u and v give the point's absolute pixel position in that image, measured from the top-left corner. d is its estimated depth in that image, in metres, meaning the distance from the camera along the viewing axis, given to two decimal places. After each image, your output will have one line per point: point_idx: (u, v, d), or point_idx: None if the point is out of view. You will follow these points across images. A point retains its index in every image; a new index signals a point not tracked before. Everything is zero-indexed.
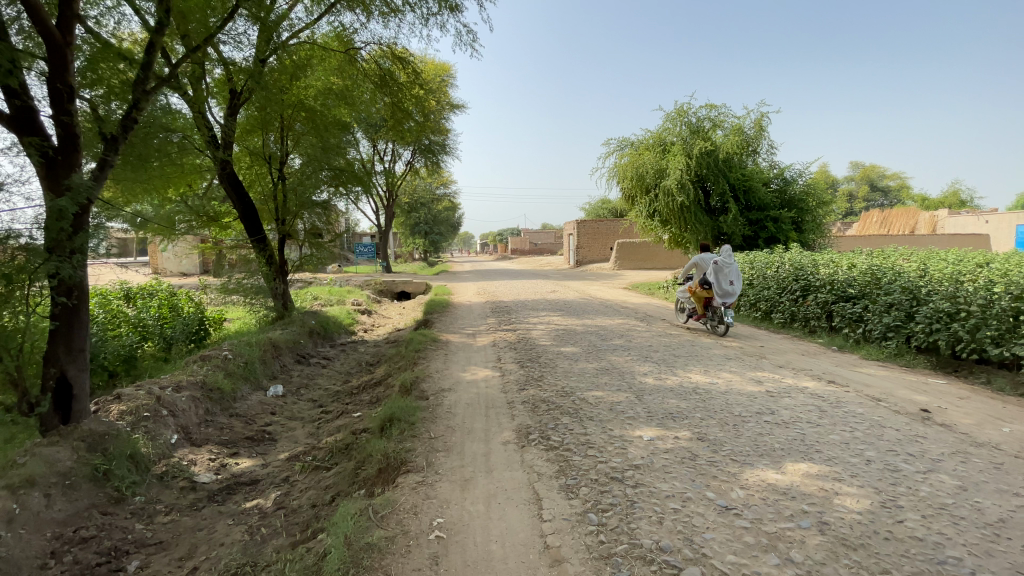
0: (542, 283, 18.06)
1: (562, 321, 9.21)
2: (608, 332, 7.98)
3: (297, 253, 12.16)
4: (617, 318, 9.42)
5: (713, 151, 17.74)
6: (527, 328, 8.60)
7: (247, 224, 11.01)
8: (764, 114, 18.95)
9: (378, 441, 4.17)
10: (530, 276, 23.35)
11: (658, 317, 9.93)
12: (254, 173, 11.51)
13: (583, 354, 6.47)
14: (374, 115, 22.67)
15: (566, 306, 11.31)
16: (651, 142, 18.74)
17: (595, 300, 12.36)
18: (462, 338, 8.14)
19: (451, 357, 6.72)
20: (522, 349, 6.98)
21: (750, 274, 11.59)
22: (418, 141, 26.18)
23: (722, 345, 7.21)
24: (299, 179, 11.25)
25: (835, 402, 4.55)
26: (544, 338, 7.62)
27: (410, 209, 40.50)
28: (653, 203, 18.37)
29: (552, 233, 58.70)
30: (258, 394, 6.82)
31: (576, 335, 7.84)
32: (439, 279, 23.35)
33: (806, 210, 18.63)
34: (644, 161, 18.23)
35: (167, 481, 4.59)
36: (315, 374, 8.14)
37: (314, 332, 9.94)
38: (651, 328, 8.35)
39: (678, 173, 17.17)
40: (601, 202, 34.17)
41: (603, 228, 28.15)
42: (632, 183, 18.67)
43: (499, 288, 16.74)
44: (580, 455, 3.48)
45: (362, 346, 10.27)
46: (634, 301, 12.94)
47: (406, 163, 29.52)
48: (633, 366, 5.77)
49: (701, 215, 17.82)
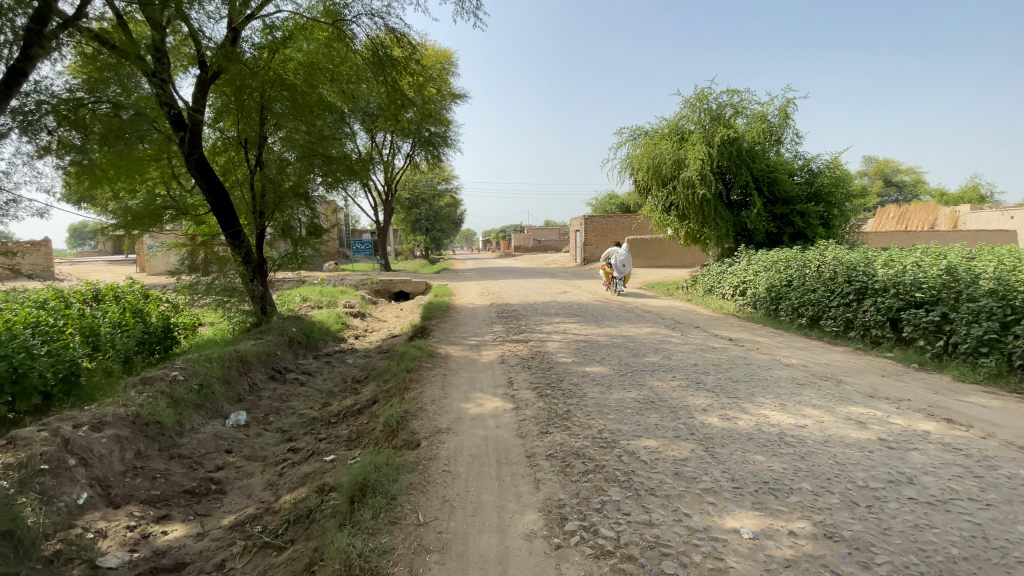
0: (550, 283, 16.76)
1: (581, 329, 7.93)
2: (638, 345, 6.69)
3: (279, 251, 10.75)
4: (644, 325, 8.14)
5: (737, 140, 16.30)
6: (541, 338, 7.32)
7: (220, 215, 9.56)
8: (788, 101, 17.55)
9: (344, 524, 2.88)
10: (536, 275, 22.05)
11: (689, 324, 8.64)
12: (231, 161, 10.18)
13: (616, 376, 5.19)
14: (371, 103, 21.36)
15: (582, 310, 10.02)
16: (667, 130, 17.37)
17: (613, 303, 11.05)
18: (464, 351, 6.86)
19: (451, 379, 5.43)
20: (538, 367, 5.70)
21: (788, 274, 10.23)
22: (417, 132, 24.85)
23: (781, 363, 5.93)
24: (280, 166, 9.85)
25: (985, 461, 3.29)
26: (563, 352, 6.33)
27: (410, 205, 39.13)
28: (670, 196, 17.02)
29: (556, 229, 57.30)
30: (212, 426, 5.54)
31: (601, 348, 6.56)
32: (440, 277, 22.06)
33: (835, 204, 17.26)
34: (661, 150, 16.79)
35: (59, 568, 3.26)
36: (290, 396, 6.85)
37: (295, 342, 8.65)
38: (687, 339, 7.06)
39: (698, 164, 15.81)
40: (609, 197, 32.77)
41: (613, 224, 26.78)
42: (648, 174, 17.25)
43: (505, 287, 15.44)
44: (655, 574, 2.21)
45: (350, 357, 9.00)
46: (654, 303, 11.64)
47: (406, 156, 28.20)
48: (685, 396, 4.50)
49: (722, 209, 16.48)
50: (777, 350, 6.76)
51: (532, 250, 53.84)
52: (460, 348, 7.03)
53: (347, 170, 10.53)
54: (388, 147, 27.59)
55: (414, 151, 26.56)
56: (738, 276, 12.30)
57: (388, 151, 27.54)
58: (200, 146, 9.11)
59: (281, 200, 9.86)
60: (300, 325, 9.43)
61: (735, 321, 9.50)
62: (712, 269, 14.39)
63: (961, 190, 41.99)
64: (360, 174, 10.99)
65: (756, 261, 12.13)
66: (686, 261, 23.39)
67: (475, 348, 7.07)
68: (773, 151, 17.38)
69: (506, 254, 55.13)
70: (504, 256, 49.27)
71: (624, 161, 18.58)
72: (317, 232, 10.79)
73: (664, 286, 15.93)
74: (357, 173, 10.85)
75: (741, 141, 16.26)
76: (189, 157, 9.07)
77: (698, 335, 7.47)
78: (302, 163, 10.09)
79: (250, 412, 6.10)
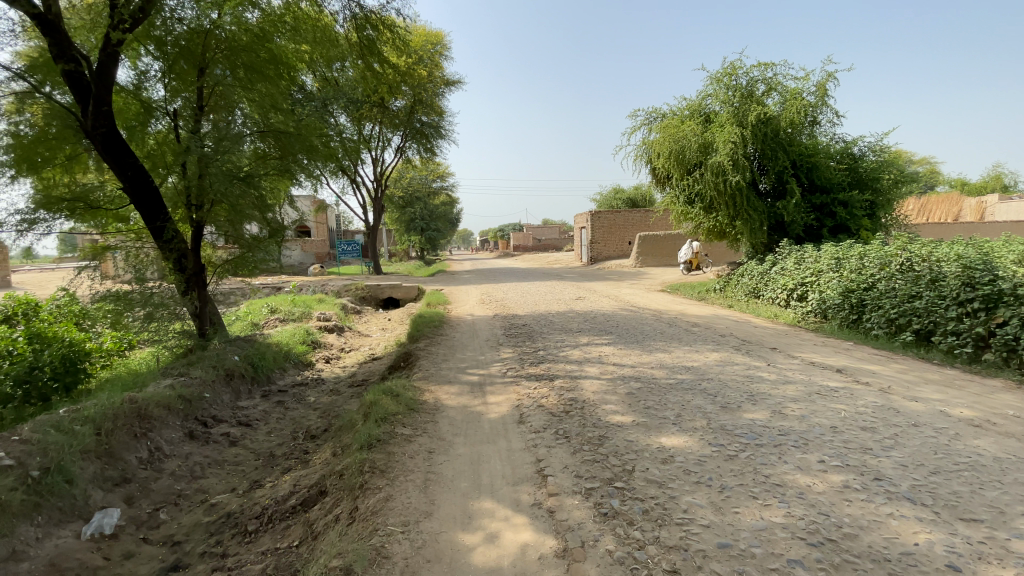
0: (560, 286, 14.67)
1: (621, 353, 5.82)
2: (715, 383, 4.58)
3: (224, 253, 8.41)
4: (704, 347, 6.05)
5: (773, 120, 14.10)
6: (569, 370, 5.20)
7: (139, 205, 7.17)
8: (829, 75, 15.22)
9: None
10: (540, 276, 19.94)
11: (760, 343, 6.54)
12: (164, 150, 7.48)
13: (718, 457, 3.09)
14: (356, 89, 19.16)
15: (610, 323, 7.92)
16: (687, 113, 15.32)
17: (644, 313, 8.94)
18: (461, 396, 4.69)
19: (442, 463, 3.28)
20: (580, 431, 3.57)
21: (869, 275, 8.07)
22: (409, 122, 22.72)
23: (951, 419, 3.83)
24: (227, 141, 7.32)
25: None
26: (614, 400, 4.21)
27: (403, 203, 36.88)
28: (694, 185, 14.90)
29: (556, 226, 55.16)
30: (54, 544, 3.34)
31: (664, 390, 4.44)
32: (435, 280, 19.87)
33: (881, 193, 15.11)
34: (686, 132, 14.56)
35: None
36: (206, 467, 4.68)
37: (234, 375, 6.46)
38: (781, 373, 4.96)
39: (728, 147, 13.63)
40: (614, 192, 30.59)
41: (621, 220, 24.66)
42: (670, 160, 15.02)
43: (509, 293, 13.28)
44: None
45: (313, 393, 6.82)
46: (694, 311, 9.52)
47: (397, 150, 26.07)
48: (879, 521, 2.41)
49: (754, 200, 14.16)
50: (915, 389, 4.68)
51: (531, 249, 51.62)
52: (454, 390, 4.87)
53: (307, 153, 8.32)
54: (378, 140, 25.40)
55: (405, 143, 24.34)
56: (794, 277, 10.13)
57: (377, 144, 25.31)
58: (108, 118, 6.76)
59: (224, 194, 7.33)
60: (247, 350, 7.21)
61: (810, 336, 7.38)
62: (751, 268, 12.27)
63: (982, 180, 39.92)
64: (326, 157, 8.87)
65: (817, 258, 9.98)
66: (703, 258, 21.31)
67: (478, 389, 4.93)
68: (811, 133, 15.19)
69: (504, 253, 52.96)
70: (503, 257, 46.97)
71: (641, 148, 16.42)
72: (276, 232, 8.41)
73: (693, 289, 13.79)
74: (323, 156, 8.71)
75: (777, 121, 14.08)
76: (92, 133, 6.69)
77: (787, 365, 5.37)
78: (254, 147, 7.92)
79: (129, 508, 3.95)
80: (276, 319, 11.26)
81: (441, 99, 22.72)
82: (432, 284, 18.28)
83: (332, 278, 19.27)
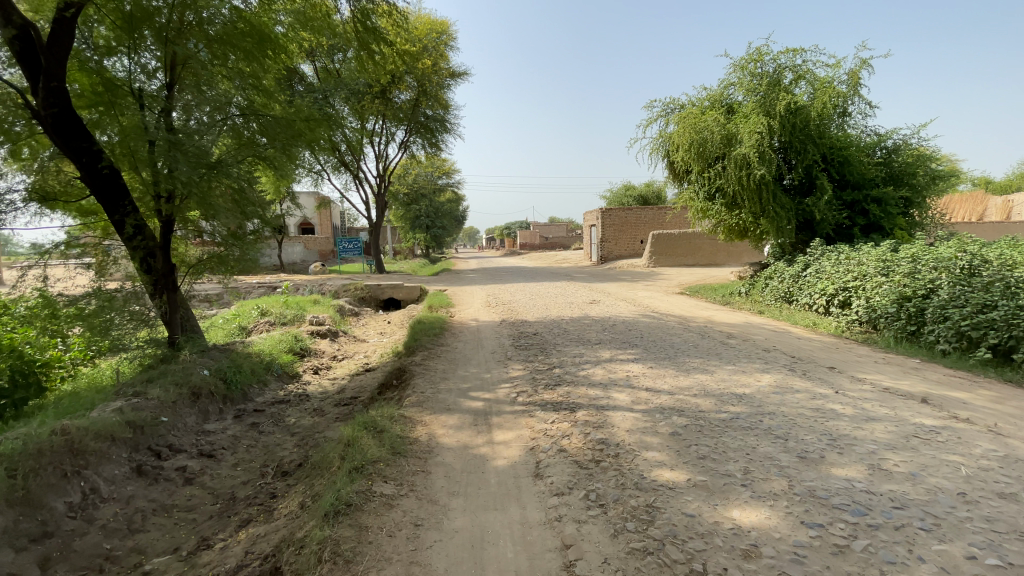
0: (571, 288, 13.71)
1: (652, 373, 4.91)
2: (777, 420, 3.66)
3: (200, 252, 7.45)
4: (748, 366, 5.12)
5: (803, 109, 13.08)
6: (592, 396, 4.28)
7: (99, 196, 6.31)
8: (862, 62, 14.17)
9: None
10: (548, 276, 19.03)
11: (812, 360, 5.60)
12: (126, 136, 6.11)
13: (820, 549, 2.18)
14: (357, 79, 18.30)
15: (632, 332, 7.00)
16: (708, 103, 14.38)
17: (669, 320, 8.01)
18: (462, 431, 3.78)
19: (433, 547, 2.38)
20: (618, 497, 2.66)
21: (928, 280, 7.07)
22: (413, 115, 21.86)
23: None
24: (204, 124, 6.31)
25: None
26: (656, 445, 3.27)
27: (409, 200, 36.15)
28: (715, 180, 13.93)
29: (563, 225, 54.20)
30: None
31: (714, 428, 3.52)
32: (439, 280, 19.00)
33: (917, 189, 14.02)
34: (709, 123, 13.55)
35: None
36: (147, 518, 3.80)
37: (201, 394, 5.59)
38: (855, 406, 4.01)
39: (754, 138, 12.64)
40: (626, 189, 29.58)
41: (634, 217, 23.68)
42: (690, 154, 14.03)
43: (516, 295, 12.35)
44: None
45: (294, 413, 5.94)
46: (722, 318, 8.58)
47: (401, 144, 25.23)
48: None
49: (781, 196, 13.15)
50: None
51: (538, 248, 50.68)
52: (453, 423, 3.95)
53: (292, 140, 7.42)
54: (381, 134, 24.52)
55: (409, 138, 23.47)
56: (834, 280, 9.14)
57: (381, 138, 24.44)
58: (60, 97, 5.90)
59: (195, 184, 6.31)
60: (220, 362, 6.34)
61: (863, 350, 6.42)
62: (781, 269, 11.31)
63: (1006, 179, 38.39)
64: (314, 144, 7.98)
65: (861, 259, 8.98)
66: (719, 258, 20.30)
67: (483, 420, 4.02)
68: (841, 125, 14.16)
69: (509, 252, 52.07)
70: (510, 255, 46.08)
71: (659, 141, 15.45)
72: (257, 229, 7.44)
73: (715, 292, 12.79)
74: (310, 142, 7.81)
75: (807, 111, 13.04)
76: (42, 114, 5.86)
77: (855, 391, 4.44)
78: (239, 128, 7.09)
79: None
80: (267, 323, 10.42)
81: (446, 91, 21.78)
82: (436, 284, 17.41)
83: (331, 277, 18.41)
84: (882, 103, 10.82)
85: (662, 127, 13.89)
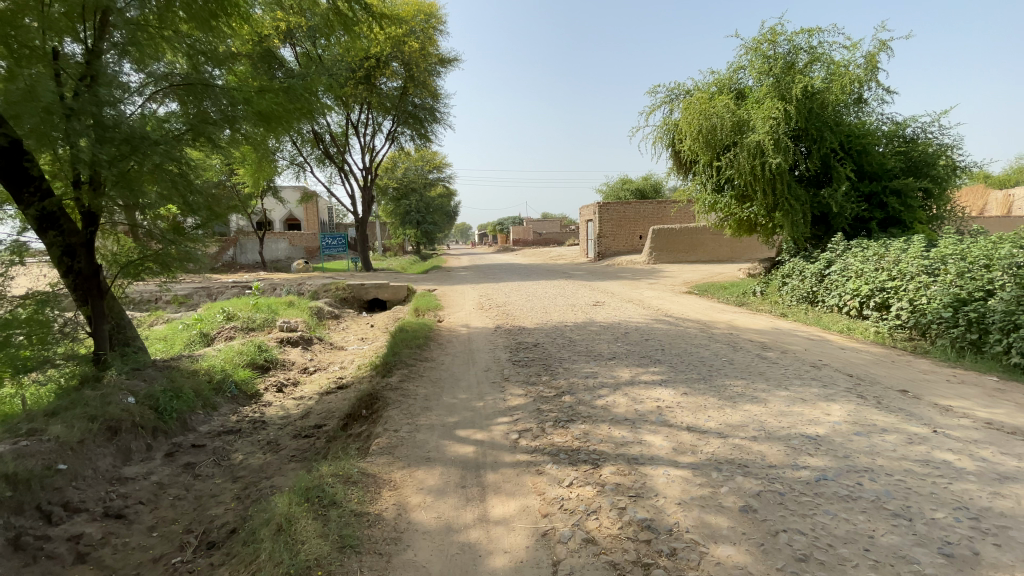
0: (571, 288, 12.66)
1: (687, 403, 3.87)
2: (883, 484, 2.64)
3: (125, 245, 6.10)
4: (806, 392, 4.09)
5: (818, 93, 12.10)
6: (618, 440, 3.24)
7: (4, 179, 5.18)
8: (881, 44, 13.20)
9: None
10: (545, 274, 17.98)
11: (875, 382, 4.59)
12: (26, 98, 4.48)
13: None
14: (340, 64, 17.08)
15: (649, 342, 5.97)
16: (716, 88, 13.39)
17: (687, 326, 6.99)
18: (443, 500, 2.73)
19: None
20: None
21: (990, 281, 6.07)
22: (400, 104, 20.65)
23: None
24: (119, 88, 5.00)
25: None
26: (728, 535, 2.24)
27: (398, 195, 34.92)
28: (724, 171, 12.90)
29: (557, 221, 53.11)
30: None
31: (802, 501, 2.49)
32: (429, 279, 17.86)
33: (938, 180, 12.96)
34: (719, 108, 12.51)
35: None
36: None
37: (121, 429, 4.51)
38: (973, 456, 2.99)
39: (768, 125, 11.63)
40: (622, 182, 28.54)
41: (632, 212, 22.67)
42: (698, 142, 13.00)
43: (511, 295, 11.27)
44: None
45: (242, 448, 4.85)
46: (747, 323, 7.57)
47: (389, 136, 24.00)
48: None
49: (796, 187, 12.14)
50: None
51: (531, 243, 49.58)
52: (433, 484, 2.90)
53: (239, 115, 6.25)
54: (368, 123, 23.24)
55: (397, 129, 22.26)
56: (867, 279, 8.13)
57: (367, 128, 23.20)
58: None
59: (109, 164, 4.99)
60: (154, 385, 5.24)
61: (926, 365, 5.41)
62: (801, 266, 10.33)
63: (1006, 173, 37.62)
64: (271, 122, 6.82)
65: (897, 256, 7.99)
66: (722, 254, 19.35)
67: (473, 478, 2.96)
68: (857, 111, 13.20)
69: (502, 248, 50.89)
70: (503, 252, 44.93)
71: (664, 129, 14.42)
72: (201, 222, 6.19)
73: (726, 292, 11.81)
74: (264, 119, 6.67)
75: (824, 95, 12.07)
76: None
77: (958, 430, 3.42)
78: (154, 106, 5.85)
79: None
80: (232, 329, 9.25)
81: (435, 79, 20.55)
82: (425, 282, 16.27)
83: (313, 275, 17.21)
84: (891, 89, 10.58)
85: (667, 113, 12.88)
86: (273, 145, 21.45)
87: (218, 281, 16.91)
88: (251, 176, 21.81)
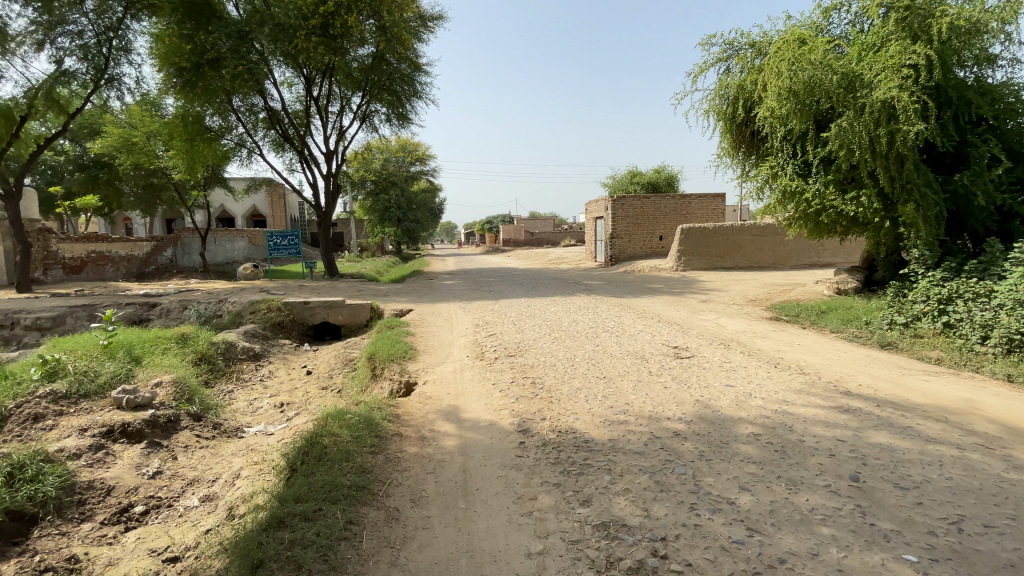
0: (603, 309, 8.85)
1: None
2: None
3: None
4: None
5: (971, 32, 8.16)
6: None
7: None
8: None
9: None
10: (552, 284, 14.20)
11: None
12: None
13: None
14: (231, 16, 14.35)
15: (965, 536, 2.20)
16: (803, 30, 9.68)
17: (939, 442, 3.24)
18: None
19: None
20: None
21: None
22: (371, 76, 16.53)
23: None
24: None
25: None
26: None
27: (375, 188, 30.74)
28: (818, 149, 9.16)
29: (549, 221, 49.51)
30: None
31: None
32: (404, 290, 13.89)
33: None
34: (821, 55, 8.64)
35: None
36: None
37: None
38: None
39: (900, 78, 7.88)
40: (630, 175, 24.94)
41: (651, 207, 18.97)
42: (785, 104, 9.16)
43: (522, 326, 7.39)
44: None
45: None
46: (1013, 414, 3.80)
47: (359, 116, 19.94)
48: None
49: (928, 172, 8.38)
50: None
51: (522, 243, 45.67)
52: None
53: None
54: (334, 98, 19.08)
55: (368, 105, 18.17)
56: None
57: (331, 103, 19.09)
58: None
59: None
60: None
61: None
62: (977, 287, 6.64)
63: None
64: None
65: None
66: (764, 260, 15.66)
67: None
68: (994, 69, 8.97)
69: (492, 249, 46.88)
70: (492, 253, 41.08)
71: (721, 95, 10.84)
72: None
73: (831, 319, 8.10)
74: None
75: (967, 39, 8.30)
76: None
77: None
78: None
79: None
80: (40, 402, 5.10)
81: (415, 40, 16.50)
82: (398, 296, 12.29)
83: (249, 286, 13.08)
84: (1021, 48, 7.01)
85: (787, 67, 8.81)
86: (213, 123, 17.07)
87: (121, 295, 12.69)
88: (184, 158, 17.57)
